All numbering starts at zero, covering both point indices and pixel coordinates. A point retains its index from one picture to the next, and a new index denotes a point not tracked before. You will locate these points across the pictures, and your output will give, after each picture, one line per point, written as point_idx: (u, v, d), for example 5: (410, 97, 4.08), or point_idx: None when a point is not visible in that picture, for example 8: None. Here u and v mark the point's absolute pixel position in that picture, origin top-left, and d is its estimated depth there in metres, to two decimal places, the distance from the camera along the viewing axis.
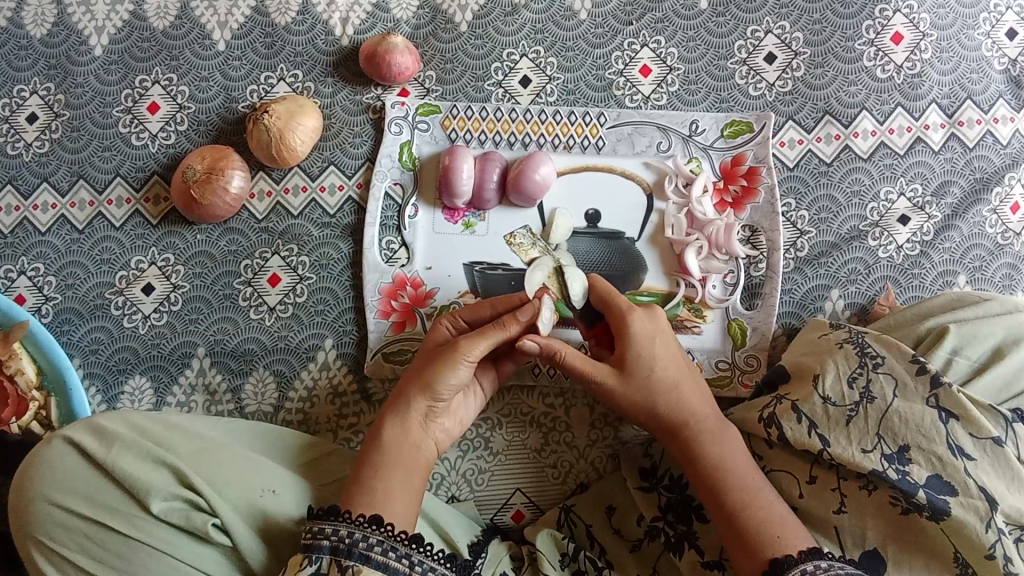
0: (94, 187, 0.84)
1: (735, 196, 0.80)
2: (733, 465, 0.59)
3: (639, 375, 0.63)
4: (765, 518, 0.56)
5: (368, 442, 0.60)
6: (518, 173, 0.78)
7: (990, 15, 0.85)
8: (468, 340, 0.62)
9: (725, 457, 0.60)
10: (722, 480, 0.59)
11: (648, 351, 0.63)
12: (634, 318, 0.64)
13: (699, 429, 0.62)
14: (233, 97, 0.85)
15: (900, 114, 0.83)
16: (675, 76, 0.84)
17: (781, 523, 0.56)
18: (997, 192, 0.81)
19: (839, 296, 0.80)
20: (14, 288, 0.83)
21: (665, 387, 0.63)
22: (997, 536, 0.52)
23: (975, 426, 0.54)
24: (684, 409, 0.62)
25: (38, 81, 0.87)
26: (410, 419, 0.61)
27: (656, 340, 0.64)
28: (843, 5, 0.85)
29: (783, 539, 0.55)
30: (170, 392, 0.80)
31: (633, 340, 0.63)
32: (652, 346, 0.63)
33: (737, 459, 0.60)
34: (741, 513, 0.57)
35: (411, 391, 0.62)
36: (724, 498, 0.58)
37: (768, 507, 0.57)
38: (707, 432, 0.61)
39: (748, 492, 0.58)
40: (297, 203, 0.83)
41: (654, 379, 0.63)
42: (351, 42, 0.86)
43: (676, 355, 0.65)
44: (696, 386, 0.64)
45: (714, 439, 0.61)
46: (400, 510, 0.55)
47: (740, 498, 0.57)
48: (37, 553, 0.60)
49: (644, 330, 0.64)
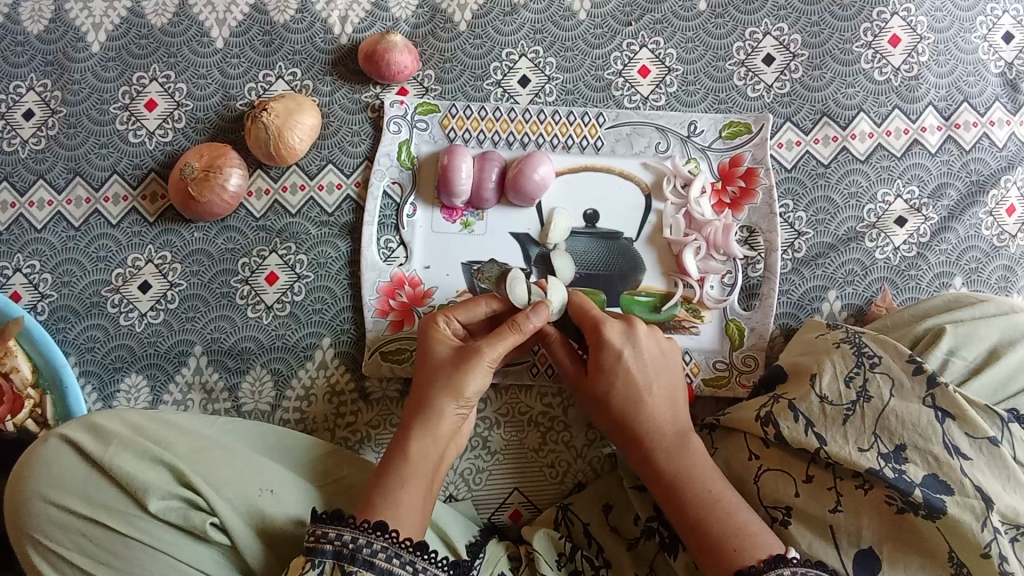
0: (91, 183, 0.84)
1: (733, 197, 0.80)
2: (695, 476, 0.60)
3: (617, 386, 0.63)
4: (727, 529, 0.56)
5: (394, 448, 0.60)
6: (517, 172, 0.78)
7: (986, 19, 0.86)
8: (491, 344, 0.62)
9: (686, 470, 0.60)
10: (684, 491, 0.59)
11: (622, 364, 0.64)
12: (610, 330, 0.64)
13: (665, 440, 0.62)
14: (231, 94, 0.85)
15: (897, 116, 0.83)
16: (674, 77, 0.84)
17: (741, 534, 0.55)
18: (993, 194, 0.81)
19: (836, 297, 0.80)
20: (9, 285, 0.82)
21: (636, 396, 0.63)
22: (993, 535, 0.52)
23: (971, 425, 0.55)
24: (652, 421, 0.63)
25: (35, 78, 0.86)
26: (440, 427, 0.61)
27: (630, 349, 0.64)
28: (841, 8, 0.85)
29: (743, 550, 0.55)
30: (167, 390, 0.79)
31: (609, 353, 0.64)
32: (626, 359, 0.64)
33: (700, 469, 0.60)
34: (703, 524, 0.57)
35: (441, 396, 0.61)
36: (689, 508, 0.58)
37: (733, 516, 0.57)
38: (667, 445, 0.62)
39: (709, 504, 0.58)
40: (295, 202, 0.82)
41: (622, 391, 0.63)
42: (350, 41, 0.86)
43: (654, 366, 0.65)
44: (670, 397, 0.65)
45: (677, 450, 0.61)
46: (407, 520, 0.55)
47: (700, 511, 0.58)
48: (32, 552, 0.59)
49: (615, 340, 0.64)
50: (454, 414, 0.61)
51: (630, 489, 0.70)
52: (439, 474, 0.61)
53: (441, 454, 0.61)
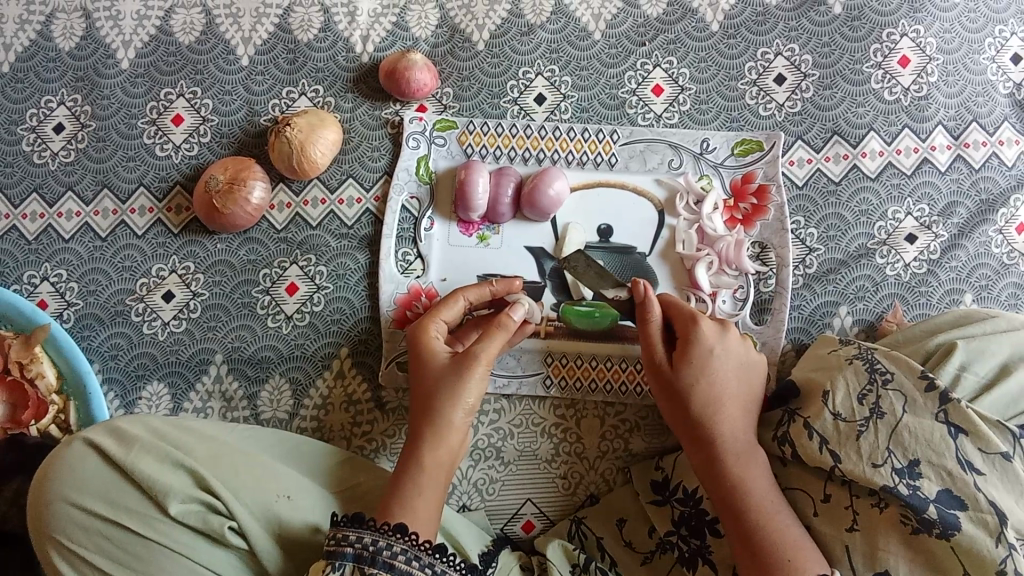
0: (117, 196, 0.86)
1: (745, 213, 0.81)
2: (756, 483, 0.61)
3: (696, 384, 0.65)
4: (777, 539, 0.57)
5: (408, 453, 0.61)
6: (532, 188, 0.80)
7: (995, 41, 0.87)
8: (484, 346, 0.64)
9: (749, 477, 0.61)
10: (743, 496, 0.60)
11: (711, 364, 0.65)
12: (703, 331, 0.67)
13: (731, 445, 0.63)
14: (255, 110, 0.87)
15: (907, 135, 0.84)
16: (687, 96, 0.86)
17: (790, 547, 0.57)
18: (1002, 212, 0.82)
19: (847, 312, 0.81)
20: (37, 293, 0.85)
21: (712, 396, 0.64)
22: (1007, 551, 0.52)
23: (983, 441, 0.55)
24: (721, 423, 0.63)
25: (66, 93, 0.89)
26: (450, 434, 0.62)
27: (715, 353, 0.66)
28: (852, 29, 0.87)
29: (794, 562, 0.56)
30: (187, 398, 0.81)
31: (698, 352, 0.65)
32: (715, 360, 0.65)
33: (761, 478, 0.61)
34: (758, 531, 0.58)
35: (444, 403, 0.62)
36: (745, 514, 0.59)
37: (784, 529, 0.58)
38: (736, 450, 0.63)
39: (767, 514, 0.59)
40: (316, 215, 0.84)
41: (704, 390, 0.64)
42: (371, 59, 0.88)
43: (737, 374, 0.66)
44: (747, 408, 0.66)
45: (743, 457, 0.62)
46: (426, 522, 0.56)
47: (758, 518, 0.59)
48: (55, 554, 0.60)
49: (708, 341, 0.66)
50: (463, 423, 0.63)
51: (647, 503, 0.71)
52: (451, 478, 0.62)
53: (454, 461, 0.62)
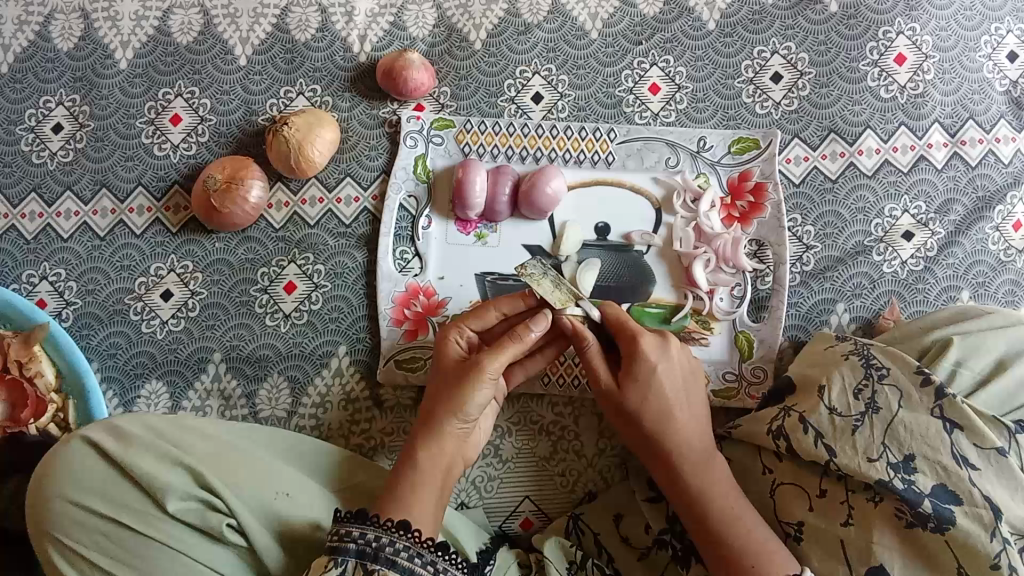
0: (116, 195, 0.86)
1: (742, 211, 0.82)
2: (721, 492, 0.61)
3: (647, 403, 0.64)
4: (748, 545, 0.57)
5: (402, 459, 0.61)
6: (529, 186, 0.80)
7: (991, 38, 0.87)
8: (492, 359, 0.62)
9: (710, 486, 0.61)
10: (709, 506, 0.60)
11: (654, 379, 0.64)
12: (647, 344, 0.64)
13: (683, 460, 0.63)
14: (253, 110, 0.88)
15: (903, 133, 0.84)
16: (684, 94, 0.86)
17: (761, 552, 0.57)
18: (999, 210, 0.82)
19: (843, 310, 0.81)
20: (35, 292, 0.85)
21: (657, 414, 0.64)
22: (1002, 545, 0.52)
23: (979, 436, 0.55)
24: (670, 440, 0.63)
25: (64, 93, 0.89)
26: (446, 442, 0.62)
27: (660, 368, 0.64)
28: (848, 27, 0.87)
29: (761, 567, 0.56)
30: (186, 396, 0.81)
31: (644, 369, 0.64)
32: (663, 376, 0.64)
33: (724, 487, 0.61)
34: (726, 540, 0.58)
35: (444, 413, 0.62)
36: (710, 526, 0.59)
37: (753, 534, 0.58)
38: (695, 461, 0.63)
39: (733, 522, 0.59)
40: (314, 214, 0.85)
41: (653, 405, 0.64)
42: (368, 59, 0.88)
43: (682, 384, 0.65)
44: (698, 415, 0.66)
45: (702, 468, 0.62)
46: (425, 518, 0.56)
47: (724, 525, 0.59)
48: (53, 551, 0.61)
49: (650, 354, 0.64)
50: (460, 430, 0.63)
51: (643, 501, 0.71)
52: (450, 484, 0.62)
53: (451, 466, 0.62)
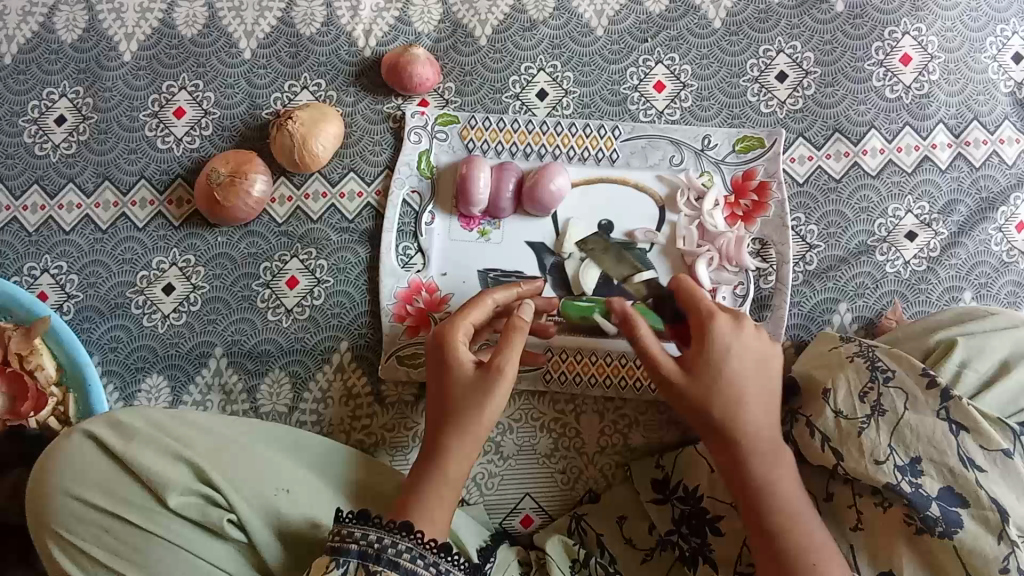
0: (118, 188, 0.86)
1: (746, 210, 0.82)
2: (786, 488, 0.60)
3: (716, 388, 0.62)
4: (806, 543, 0.57)
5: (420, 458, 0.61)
6: (533, 183, 0.80)
7: (996, 39, 0.87)
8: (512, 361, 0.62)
9: (775, 479, 0.60)
10: (773, 500, 0.59)
11: (727, 364, 0.63)
12: (720, 328, 0.64)
13: (753, 450, 0.61)
14: (257, 103, 0.87)
15: (907, 133, 0.85)
16: (689, 92, 0.86)
17: (823, 551, 0.56)
18: (1002, 211, 0.82)
19: (846, 309, 0.81)
20: (37, 285, 0.85)
21: (728, 400, 0.62)
22: (1010, 548, 0.52)
23: (985, 438, 0.55)
24: (742, 428, 0.61)
25: (68, 85, 0.89)
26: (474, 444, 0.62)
27: (733, 353, 0.63)
28: (853, 27, 0.87)
29: (819, 565, 0.55)
30: (187, 391, 0.81)
31: (717, 353, 0.63)
32: (733, 360, 0.63)
33: (788, 481, 0.60)
34: (784, 536, 0.57)
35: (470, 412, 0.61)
36: (769, 520, 0.59)
37: (813, 533, 0.57)
38: (762, 452, 0.61)
39: (795, 519, 0.58)
40: (317, 208, 0.85)
41: (726, 390, 0.62)
42: (373, 54, 0.88)
43: (757, 369, 0.64)
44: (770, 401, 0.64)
45: (771, 460, 0.61)
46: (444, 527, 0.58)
47: (785, 521, 0.58)
48: (54, 545, 0.61)
49: (724, 338, 0.63)
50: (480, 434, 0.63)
51: (648, 502, 0.72)
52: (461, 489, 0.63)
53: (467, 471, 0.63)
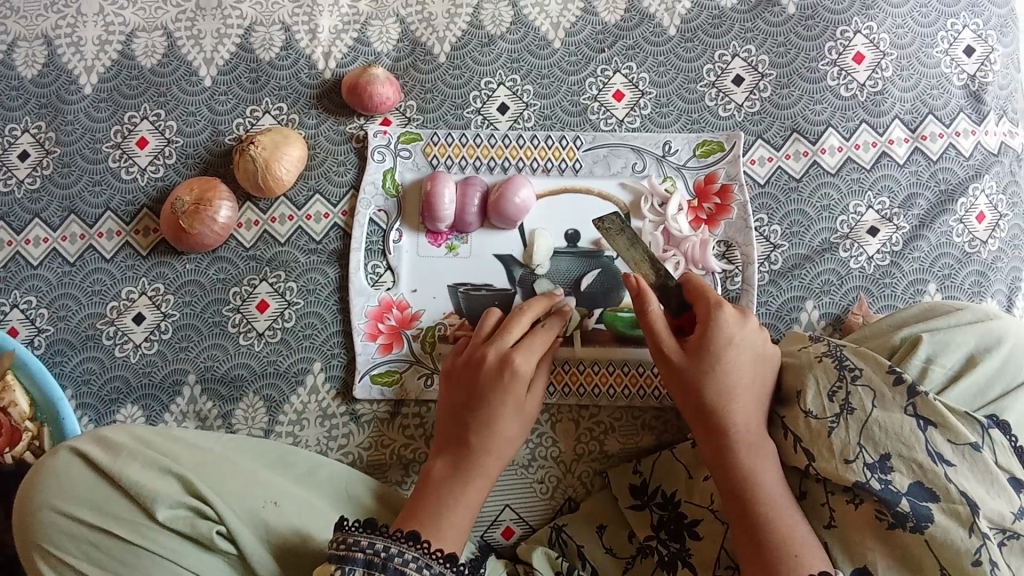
0: (85, 220, 0.86)
1: (709, 213, 0.83)
2: (766, 478, 0.61)
3: (717, 376, 0.64)
4: (786, 534, 0.57)
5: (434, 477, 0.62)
6: (498, 196, 0.81)
7: (947, 34, 0.88)
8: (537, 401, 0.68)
9: (760, 469, 0.61)
10: (755, 489, 0.60)
11: (728, 352, 0.64)
12: (726, 318, 0.65)
13: (741, 440, 0.62)
14: (220, 130, 0.88)
15: (864, 130, 0.86)
16: (648, 100, 0.87)
17: (800, 544, 0.56)
18: (962, 202, 0.84)
19: (813, 307, 0.82)
20: (7, 321, 0.85)
21: (726, 390, 0.63)
22: (982, 541, 0.52)
23: (952, 433, 0.56)
24: (732, 419, 0.63)
25: (29, 120, 0.89)
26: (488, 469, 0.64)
27: (734, 343, 0.64)
28: (806, 28, 0.88)
29: (801, 557, 0.55)
30: (162, 419, 0.81)
31: (720, 341, 0.64)
32: (734, 349, 0.64)
33: (770, 473, 0.61)
34: (766, 526, 0.58)
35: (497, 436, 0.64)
36: (753, 509, 0.59)
37: (790, 526, 0.58)
38: (748, 442, 0.62)
39: (778, 510, 0.59)
40: (284, 231, 0.85)
41: (723, 379, 0.64)
42: (334, 75, 0.89)
43: (754, 362, 0.65)
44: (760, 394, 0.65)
45: (756, 449, 0.62)
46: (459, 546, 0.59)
47: (768, 511, 0.59)
48: (41, 564, 0.60)
49: (729, 329, 0.65)
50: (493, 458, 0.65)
51: (626, 509, 0.72)
52: None
53: None
